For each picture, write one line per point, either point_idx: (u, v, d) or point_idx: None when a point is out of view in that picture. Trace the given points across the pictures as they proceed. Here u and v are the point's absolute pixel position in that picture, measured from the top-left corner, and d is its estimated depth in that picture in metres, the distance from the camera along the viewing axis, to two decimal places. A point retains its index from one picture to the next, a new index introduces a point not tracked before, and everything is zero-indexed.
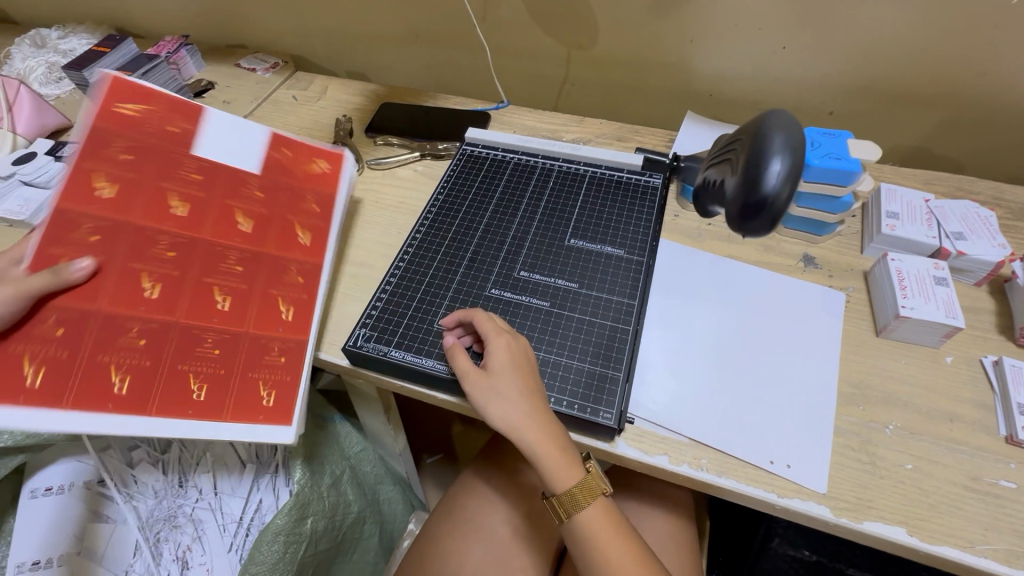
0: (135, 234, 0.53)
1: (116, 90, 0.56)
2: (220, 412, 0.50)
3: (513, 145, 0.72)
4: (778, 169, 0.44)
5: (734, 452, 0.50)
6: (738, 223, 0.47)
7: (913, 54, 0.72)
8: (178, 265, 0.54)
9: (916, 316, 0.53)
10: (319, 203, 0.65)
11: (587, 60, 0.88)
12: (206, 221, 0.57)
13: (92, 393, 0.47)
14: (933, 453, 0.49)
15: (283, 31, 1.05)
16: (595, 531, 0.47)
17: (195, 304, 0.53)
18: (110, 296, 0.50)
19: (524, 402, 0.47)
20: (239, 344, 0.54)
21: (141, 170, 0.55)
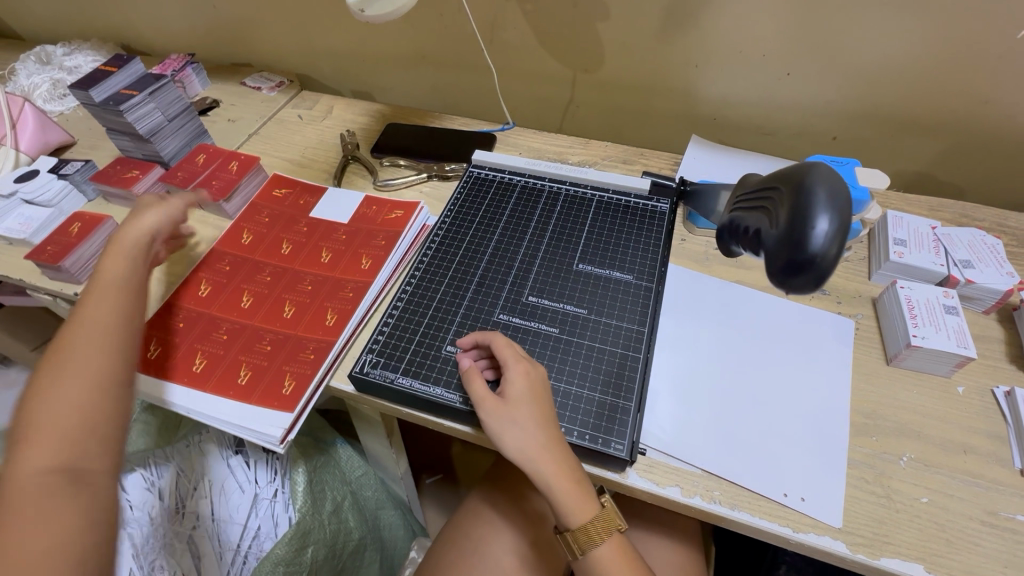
0: (265, 254, 0.66)
1: (278, 182, 0.76)
2: (249, 395, 0.53)
3: (520, 168, 0.72)
4: (824, 228, 0.39)
5: (748, 484, 0.49)
6: (779, 280, 0.42)
7: (915, 82, 0.73)
8: (268, 280, 0.63)
9: (928, 345, 0.53)
10: (387, 239, 0.66)
11: (593, 83, 0.89)
12: (302, 255, 0.66)
13: (180, 367, 0.55)
14: (949, 486, 0.48)
15: (289, 51, 1.06)
16: (607, 566, 0.46)
17: (270, 312, 0.60)
18: (221, 304, 0.61)
19: (540, 432, 0.46)
20: (286, 345, 0.57)
21: (288, 224, 0.70)
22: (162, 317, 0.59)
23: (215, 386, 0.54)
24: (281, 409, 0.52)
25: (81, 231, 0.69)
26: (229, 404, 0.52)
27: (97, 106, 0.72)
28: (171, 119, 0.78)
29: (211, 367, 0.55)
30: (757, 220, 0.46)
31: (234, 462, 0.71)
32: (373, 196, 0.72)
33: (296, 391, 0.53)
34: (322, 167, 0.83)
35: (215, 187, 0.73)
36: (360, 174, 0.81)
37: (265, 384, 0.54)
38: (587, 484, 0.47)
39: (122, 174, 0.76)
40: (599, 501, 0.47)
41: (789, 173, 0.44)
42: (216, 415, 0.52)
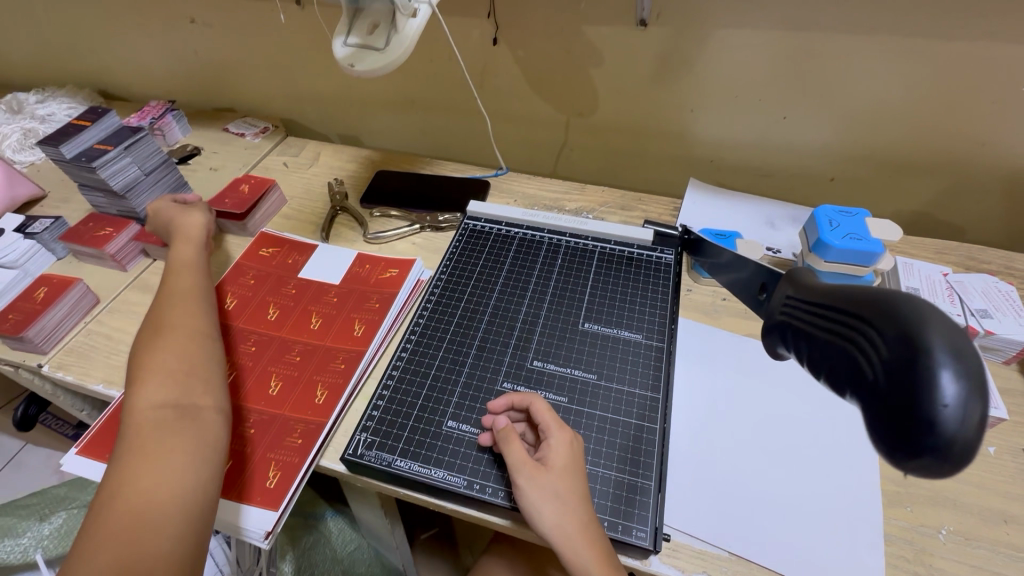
0: (249, 320, 0.62)
1: (265, 240, 0.72)
2: (229, 487, 0.48)
3: (517, 219, 0.69)
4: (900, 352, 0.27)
5: (782, 569, 0.45)
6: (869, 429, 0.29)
7: (911, 125, 0.73)
8: (252, 349, 0.59)
9: None
10: (381, 301, 0.63)
11: (587, 126, 0.88)
12: (289, 320, 0.62)
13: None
14: (993, 562, 0.45)
15: (274, 95, 1.03)
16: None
17: (254, 387, 0.55)
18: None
19: (582, 509, 0.41)
20: (272, 426, 0.52)
21: (275, 286, 0.66)
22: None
23: None
24: (263, 505, 0.47)
25: (47, 297, 0.64)
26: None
27: (68, 162, 0.68)
28: (148, 173, 0.74)
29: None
30: (830, 347, 0.31)
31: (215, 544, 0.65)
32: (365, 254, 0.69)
33: (281, 486, 0.48)
34: (310, 218, 0.79)
35: (230, 206, 0.75)
36: (348, 225, 0.78)
37: (246, 474, 0.49)
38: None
39: (95, 232, 0.72)
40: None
41: (866, 291, 0.30)
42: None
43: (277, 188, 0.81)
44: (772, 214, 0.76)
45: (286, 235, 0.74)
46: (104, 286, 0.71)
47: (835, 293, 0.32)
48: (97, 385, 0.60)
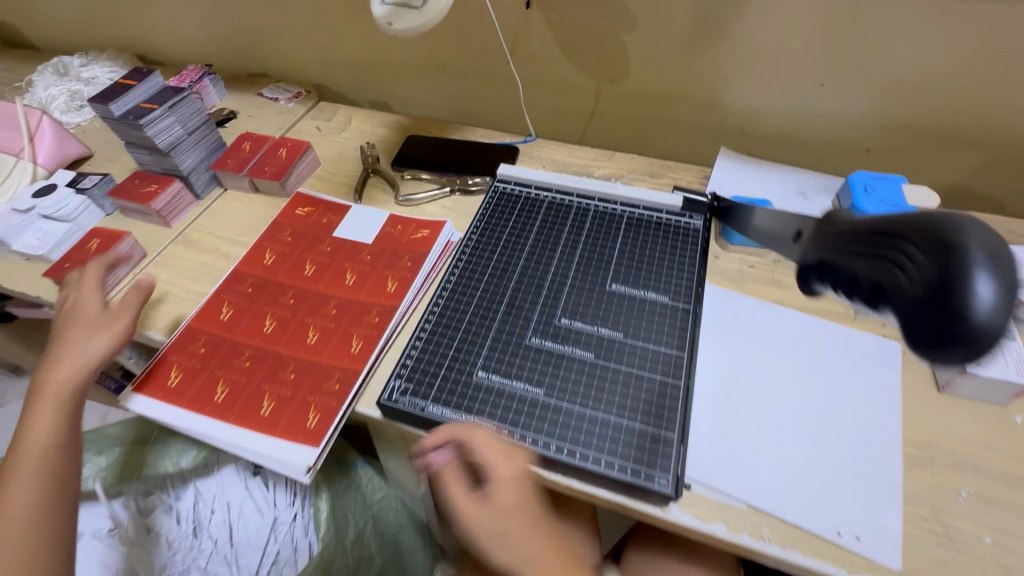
0: (288, 274, 0.65)
1: (301, 199, 0.74)
2: (274, 426, 0.51)
3: (547, 183, 0.70)
4: (986, 292, 0.34)
5: (799, 521, 0.46)
6: (926, 356, 0.38)
7: (955, 93, 0.70)
8: (291, 302, 0.62)
9: (985, 373, 0.50)
10: (413, 260, 0.65)
11: (617, 94, 0.87)
12: (325, 276, 0.64)
13: (200, 398, 0.54)
14: (1012, 525, 0.45)
15: (306, 60, 1.04)
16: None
17: (294, 337, 0.58)
18: (244, 329, 0.60)
19: (534, 539, 0.43)
20: (312, 372, 0.55)
21: (312, 243, 0.68)
22: (184, 346, 0.58)
23: (240, 417, 0.52)
24: (304, 443, 0.50)
25: (100, 248, 0.67)
26: (252, 436, 0.51)
27: (116, 120, 0.71)
28: (190, 133, 0.76)
29: (234, 397, 0.54)
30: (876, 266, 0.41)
31: (252, 484, 0.70)
32: (396, 214, 0.71)
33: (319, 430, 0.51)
34: (343, 180, 0.81)
35: (269, 172, 0.77)
36: (380, 188, 0.80)
37: (289, 415, 0.52)
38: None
39: (141, 189, 0.75)
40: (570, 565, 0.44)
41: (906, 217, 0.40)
42: (240, 449, 0.51)
43: (312, 150, 0.82)
44: (804, 183, 0.75)
45: (321, 195, 0.76)
46: (151, 240, 0.74)
47: (879, 222, 0.42)
48: (147, 331, 0.64)
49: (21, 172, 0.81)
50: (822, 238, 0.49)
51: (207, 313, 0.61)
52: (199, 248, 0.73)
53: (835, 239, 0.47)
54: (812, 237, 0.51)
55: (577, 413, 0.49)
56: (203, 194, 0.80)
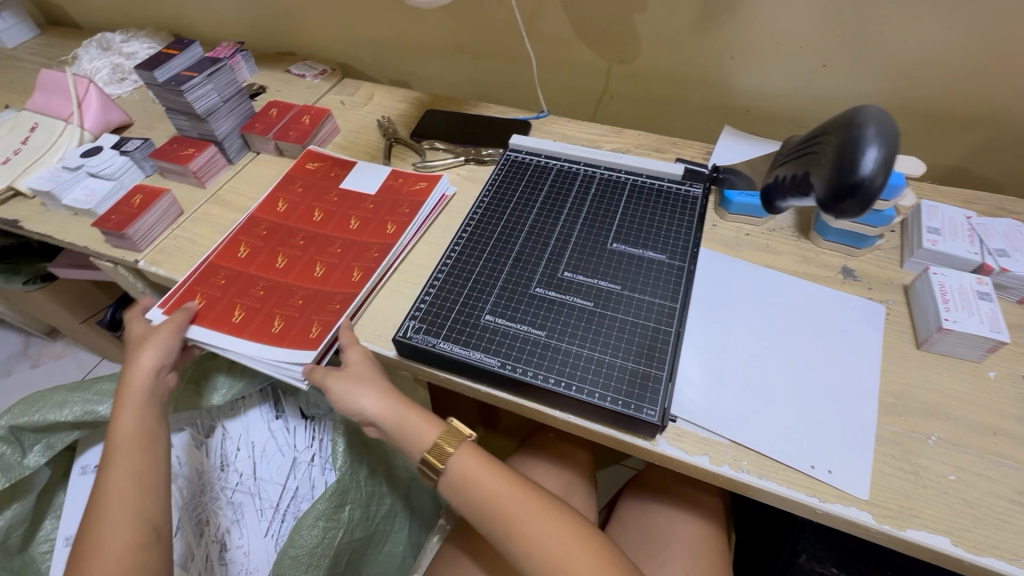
0: (299, 221, 0.72)
1: (312, 156, 0.82)
2: (282, 342, 0.59)
3: (556, 152, 0.75)
4: (873, 155, 0.44)
5: (776, 456, 0.50)
6: (831, 213, 0.47)
7: (954, 75, 0.73)
8: (301, 242, 0.69)
9: (960, 329, 0.54)
10: (410, 207, 0.71)
11: (627, 74, 0.91)
12: (333, 221, 0.72)
13: (221, 318, 0.62)
14: (978, 465, 0.49)
15: (332, 40, 1.10)
16: (466, 474, 0.52)
17: (302, 272, 0.66)
18: (259, 265, 0.67)
19: (372, 394, 0.55)
20: (318, 300, 0.62)
21: (323, 196, 0.76)
22: (207, 278, 0.66)
23: (254, 334, 0.60)
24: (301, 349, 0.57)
25: (142, 203, 0.73)
26: (264, 347, 0.59)
27: (160, 86, 0.77)
28: (226, 101, 0.82)
29: (248, 318, 0.61)
30: (806, 165, 0.52)
31: (275, 426, 0.76)
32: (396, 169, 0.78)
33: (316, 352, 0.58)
34: (365, 149, 0.86)
35: (294, 136, 0.83)
36: (400, 157, 0.85)
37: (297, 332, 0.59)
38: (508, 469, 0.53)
39: (179, 151, 0.81)
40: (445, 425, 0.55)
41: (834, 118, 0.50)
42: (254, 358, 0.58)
43: (332, 118, 0.89)
44: None
45: (331, 153, 0.84)
46: (188, 200, 0.80)
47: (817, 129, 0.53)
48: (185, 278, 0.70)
49: (70, 136, 0.88)
50: (777, 161, 0.60)
51: (227, 250, 0.69)
52: (231, 207, 0.79)
53: (785, 155, 0.58)
54: (775, 162, 0.61)
55: (572, 352, 0.54)
56: (235, 159, 0.86)
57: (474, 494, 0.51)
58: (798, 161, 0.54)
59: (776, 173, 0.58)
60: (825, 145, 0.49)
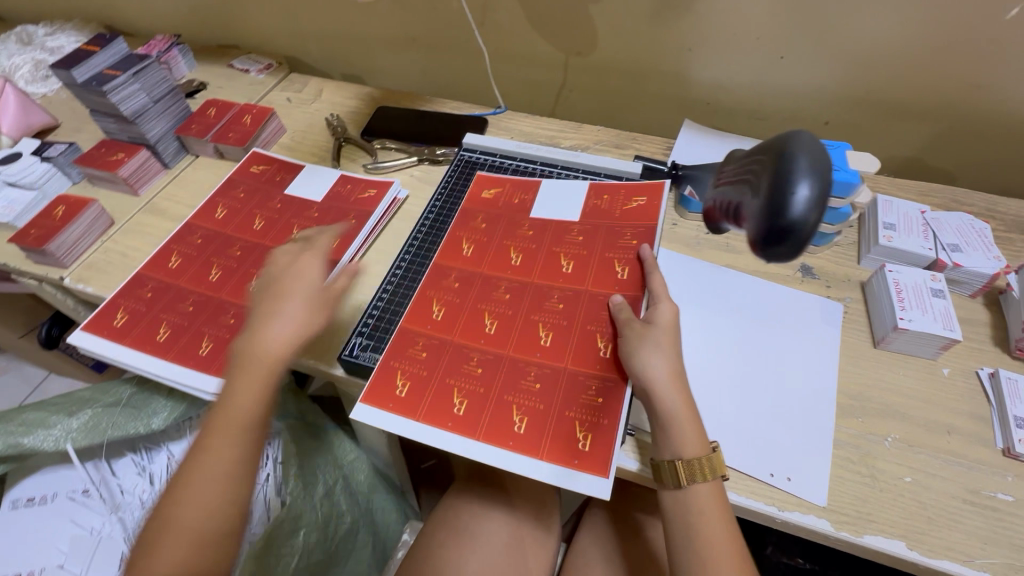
0: (238, 230, 0.68)
1: (256, 158, 0.78)
2: (561, 358, 0.51)
3: (511, 151, 0.73)
4: (805, 194, 0.40)
5: (736, 465, 0.49)
6: (762, 258, 0.44)
7: (909, 66, 0.72)
8: (237, 253, 0.65)
9: (914, 328, 0.53)
10: (638, 236, 0.59)
11: (585, 66, 0.88)
12: (275, 231, 0.68)
13: (383, 390, 0.51)
14: (932, 466, 0.49)
15: (277, 32, 1.04)
16: (704, 507, 0.44)
17: (497, 258, 0.61)
18: (190, 277, 0.63)
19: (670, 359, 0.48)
20: (580, 300, 0.55)
21: (267, 202, 0.71)
22: (404, 350, 0.54)
23: (178, 356, 0.56)
24: (592, 472, 0.45)
25: (65, 215, 0.68)
26: (189, 372, 0.55)
27: (79, 86, 0.70)
28: (156, 101, 0.76)
29: (174, 336, 0.58)
30: (741, 191, 0.47)
31: None
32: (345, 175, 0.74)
33: (611, 422, 0.47)
34: (313, 150, 0.82)
35: (233, 138, 0.79)
36: (351, 158, 0.81)
37: (574, 345, 0.52)
38: (725, 500, 0.45)
39: (107, 156, 0.75)
40: (709, 443, 0.46)
41: (770, 141, 0.46)
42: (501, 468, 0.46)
43: (276, 117, 0.84)
44: None
45: (276, 156, 0.79)
46: (119, 209, 0.75)
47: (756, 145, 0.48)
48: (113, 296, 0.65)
49: None
50: (719, 177, 0.55)
51: (158, 260, 0.65)
52: (167, 216, 0.73)
53: (727, 169, 0.53)
54: (715, 181, 0.55)
55: None
56: (171, 163, 0.80)
57: (692, 538, 0.44)
58: (734, 185, 0.49)
59: (712, 194, 0.54)
60: (760, 171, 0.45)
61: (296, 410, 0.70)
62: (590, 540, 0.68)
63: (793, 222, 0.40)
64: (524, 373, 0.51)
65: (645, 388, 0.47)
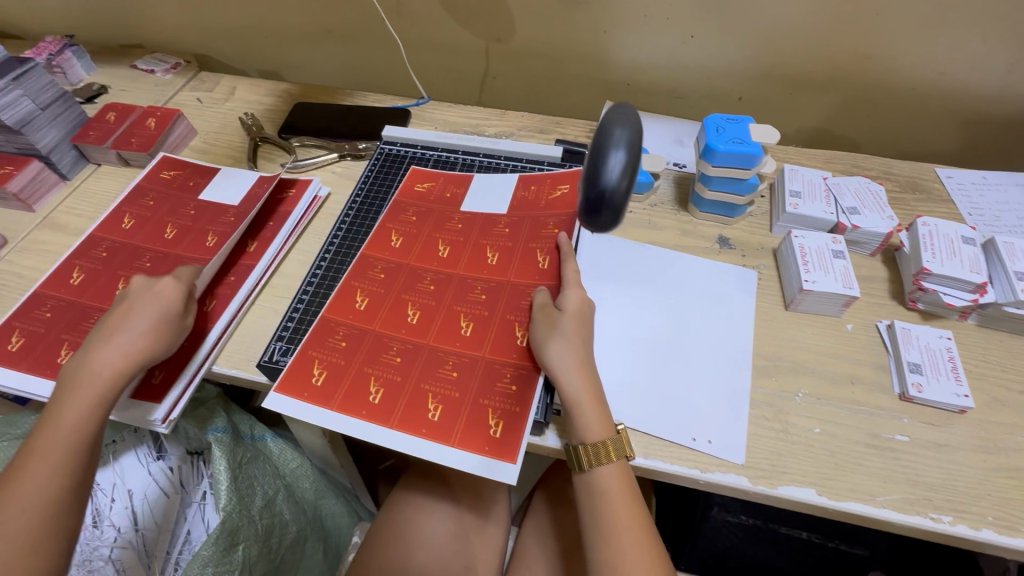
0: (148, 240, 0.64)
1: (165, 163, 0.73)
2: (480, 346, 0.52)
3: (432, 141, 0.72)
4: (618, 164, 0.43)
5: (660, 433, 0.51)
6: (591, 228, 0.47)
7: (807, 40, 0.76)
8: (148, 264, 0.62)
9: (818, 288, 0.57)
10: (559, 224, 0.60)
11: (506, 52, 0.88)
12: (189, 238, 0.64)
13: (298, 379, 0.51)
14: (838, 415, 0.52)
15: (183, 28, 0.98)
16: (608, 485, 0.47)
17: (425, 250, 0.60)
18: (96, 293, 0.59)
19: (578, 347, 0.50)
20: (503, 291, 0.56)
21: (179, 208, 0.68)
22: (324, 340, 0.54)
23: None
24: (501, 458, 0.46)
25: None
26: None
27: None
28: (44, 108, 0.70)
29: None
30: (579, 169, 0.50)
31: (155, 468, 0.66)
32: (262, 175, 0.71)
33: (523, 409, 0.48)
34: (227, 151, 0.78)
35: (136, 143, 0.74)
36: (269, 157, 0.77)
37: (493, 334, 0.53)
38: (630, 478, 0.48)
39: None
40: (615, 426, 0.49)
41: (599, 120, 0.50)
42: (413, 455, 0.46)
43: (184, 119, 0.80)
44: (681, 133, 0.81)
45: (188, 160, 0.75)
46: (11, 227, 0.69)
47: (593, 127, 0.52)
48: None
49: None
50: None
51: (59, 278, 0.61)
52: (67, 231, 0.69)
53: None
54: None
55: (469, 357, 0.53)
56: (70, 174, 0.75)
57: (604, 512, 0.46)
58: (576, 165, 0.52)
59: None
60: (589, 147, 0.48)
61: (226, 423, 0.66)
62: (539, 521, 0.69)
63: (608, 188, 0.43)
64: (442, 360, 0.51)
65: (551, 374, 0.49)
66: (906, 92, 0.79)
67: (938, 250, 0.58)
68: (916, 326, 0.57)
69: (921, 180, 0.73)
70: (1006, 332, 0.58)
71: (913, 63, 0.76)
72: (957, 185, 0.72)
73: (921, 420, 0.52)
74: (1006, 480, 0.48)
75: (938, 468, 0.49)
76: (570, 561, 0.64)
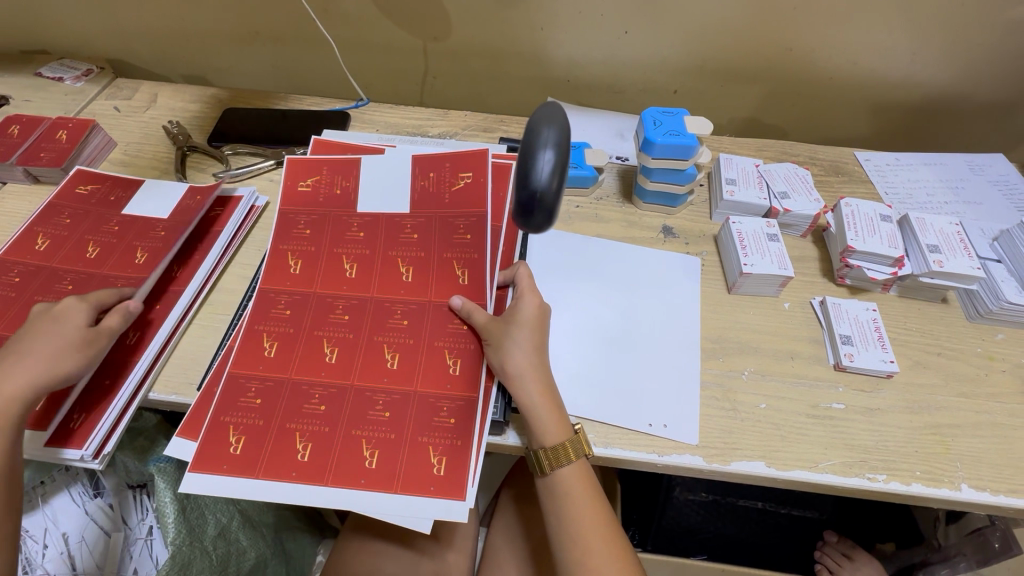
0: (67, 260, 0.59)
1: (82, 178, 0.67)
2: (410, 381, 0.50)
3: (374, 145, 0.71)
4: (549, 162, 0.44)
5: (617, 422, 0.52)
6: (525, 227, 0.47)
7: (733, 33, 0.79)
8: (68, 286, 0.57)
9: (757, 271, 0.60)
10: (468, 227, 0.59)
11: (444, 52, 0.87)
12: (115, 255, 0.59)
13: (214, 452, 0.47)
14: (781, 389, 0.55)
15: (94, 32, 0.91)
16: (571, 486, 0.48)
17: (331, 273, 0.57)
18: (6, 325, 0.54)
19: (532, 354, 0.50)
20: (426, 314, 0.54)
21: (101, 225, 0.62)
22: (234, 402, 0.50)
23: None
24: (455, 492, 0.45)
25: None
26: None
27: None
28: None
29: None
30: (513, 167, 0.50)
31: (94, 507, 0.61)
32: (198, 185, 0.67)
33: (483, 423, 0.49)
34: (152, 163, 0.73)
35: (46, 158, 0.68)
36: (199, 167, 0.73)
37: (422, 367, 0.51)
38: (590, 475, 0.49)
39: None
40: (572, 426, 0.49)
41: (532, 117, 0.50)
42: (357, 511, 0.45)
43: (101, 129, 0.74)
44: (621, 126, 0.83)
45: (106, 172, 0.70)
46: None
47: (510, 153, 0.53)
48: None
49: None
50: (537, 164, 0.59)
51: None
52: None
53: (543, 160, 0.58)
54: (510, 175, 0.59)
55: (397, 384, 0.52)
56: None
57: (567, 508, 0.47)
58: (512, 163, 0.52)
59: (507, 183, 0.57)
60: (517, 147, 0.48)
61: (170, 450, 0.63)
62: (505, 520, 0.70)
63: (540, 187, 0.43)
64: (372, 403, 0.49)
65: (509, 384, 0.49)
66: (823, 82, 0.85)
67: (860, 228, 0.62)
68: (845, 301, 0.61)
69: (843, 163, 0.78)
70: (923, 300, 0.63)
71: (828, 54, 0.81)
72: (874, 166, 0.77)
73: (854, 387, 0.56)
74: (929, 436, 0.52)
75: (872, 431, 0.53)
76: (538, 554, 0.65)
